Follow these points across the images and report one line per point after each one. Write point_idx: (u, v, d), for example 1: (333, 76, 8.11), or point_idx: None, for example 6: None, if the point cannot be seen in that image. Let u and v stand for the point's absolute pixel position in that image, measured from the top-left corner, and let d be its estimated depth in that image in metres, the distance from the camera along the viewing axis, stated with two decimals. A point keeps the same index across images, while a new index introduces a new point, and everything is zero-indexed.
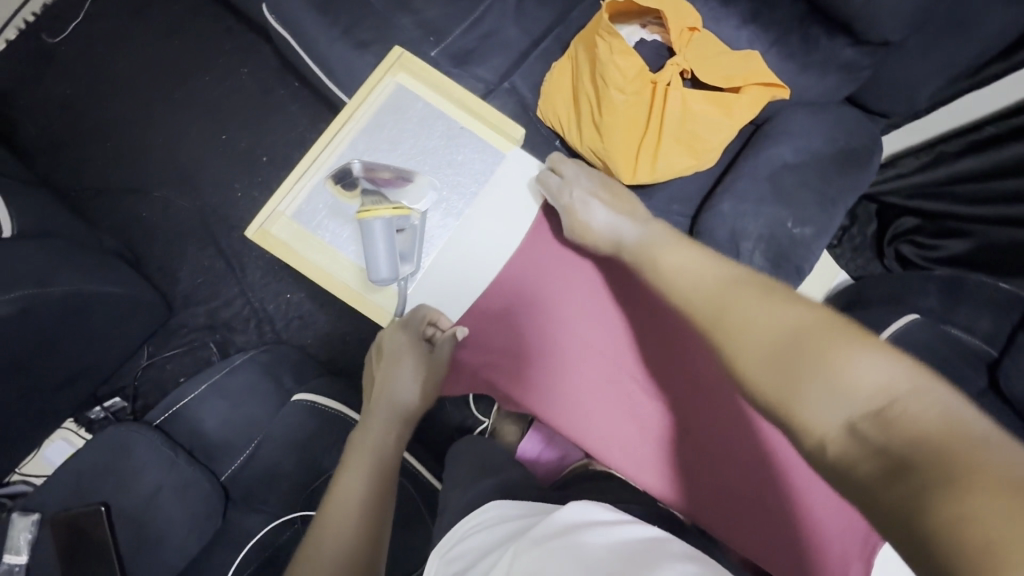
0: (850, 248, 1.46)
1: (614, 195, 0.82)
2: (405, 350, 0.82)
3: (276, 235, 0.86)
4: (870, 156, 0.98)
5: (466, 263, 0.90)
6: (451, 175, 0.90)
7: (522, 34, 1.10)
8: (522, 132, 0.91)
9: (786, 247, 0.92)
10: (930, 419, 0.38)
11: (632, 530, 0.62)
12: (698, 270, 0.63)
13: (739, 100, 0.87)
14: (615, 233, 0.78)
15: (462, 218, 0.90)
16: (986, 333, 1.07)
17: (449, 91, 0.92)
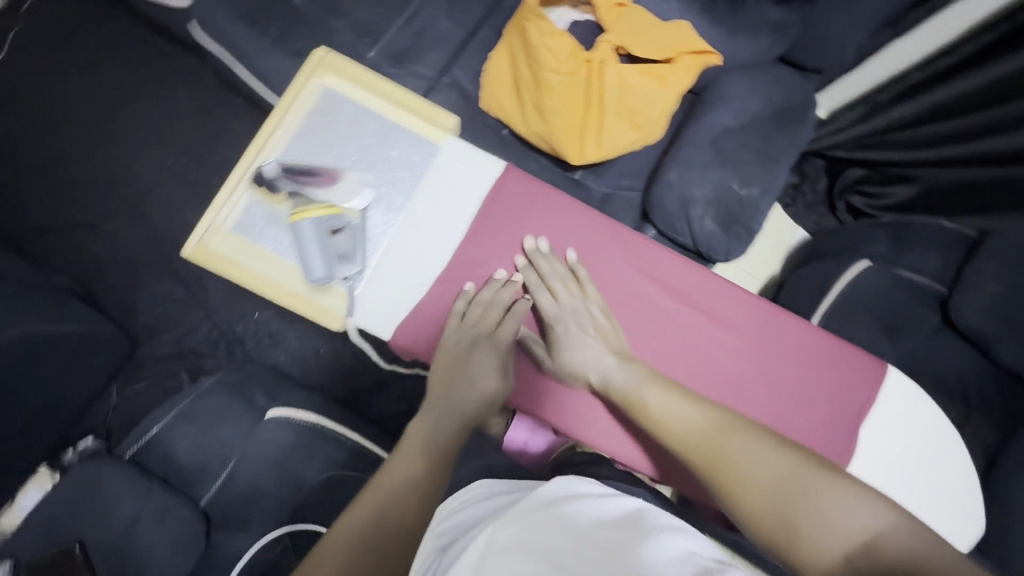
0: (804, 204, 1.55)
1: (600, 334, 0.79)
2: (490, 366, 0.79)
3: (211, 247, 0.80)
4: (805, 112, 1.02)
5: (412, 260, 0.83)
6: (386, 171, 0.84)
7: (455, 27, 1.10)
8: (455, 120, 0.86)
9: (734, 209, 0.94)
10: (903, 546, 0.53)
11: (618, 504, 0.65)
12: (682, 408, 0.72)
13: (672, 70, 0.89)
14: (601, 374, 0.78)
15: (404, 212, 0.83)
16: (935, 271, 1.11)
17: (376, 84, 0.86)
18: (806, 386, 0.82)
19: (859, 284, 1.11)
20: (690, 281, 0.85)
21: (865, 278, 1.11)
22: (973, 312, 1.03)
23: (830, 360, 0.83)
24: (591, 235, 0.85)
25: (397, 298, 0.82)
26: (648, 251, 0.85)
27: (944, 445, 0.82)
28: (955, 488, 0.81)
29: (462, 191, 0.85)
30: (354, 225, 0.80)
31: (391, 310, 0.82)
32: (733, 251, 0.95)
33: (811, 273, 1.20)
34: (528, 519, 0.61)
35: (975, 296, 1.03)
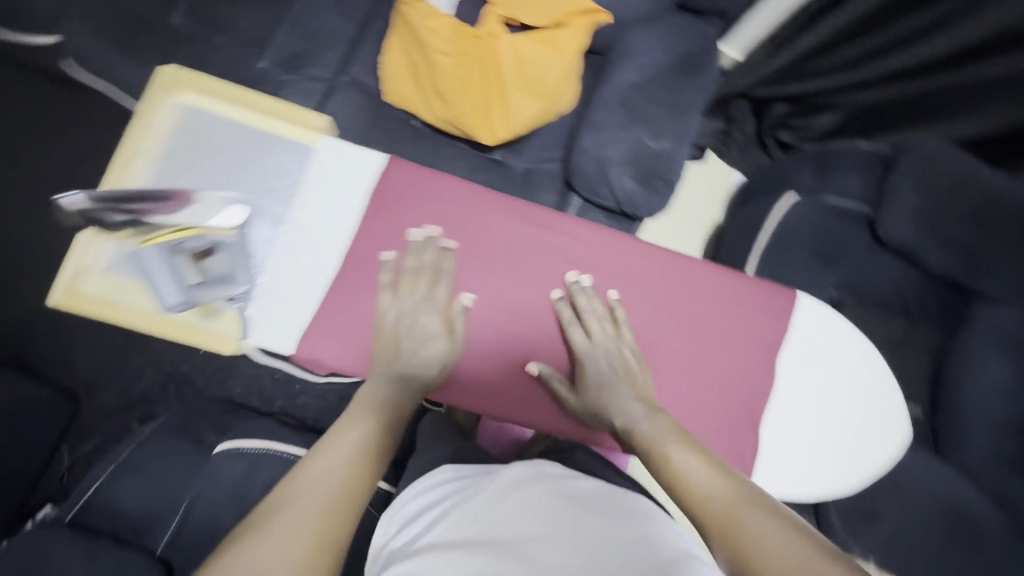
0: (737, 148, 1.52)
1: (632, 379, 0.74)
2: (428, 335, 0.74)
3: (88, 292, 0.75)
4: (708, 55, 1.01)
5: (304, 269, 0.78)
6: (263, 183, 0.80)
7: (346, 23, 1.06)
8: (325, 119, 0.84)
9: (652, 164, 0.94)
10: None
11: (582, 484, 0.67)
12: (700, 466, 0.59)
13: (562, 34, 0.87)
14: (625, 418, 0.70)
15: (290, 222, 0.79)
16: (857, 192, 1.13)
17: (239, 96, 0.83)
18: (737, 335, 0.83)
19: (790, 217, 1.13)
20: (592, 243, 0.84)
21: (795, 209, 1.13)
22: (895, 225, 1.06)
23: (752, 305, 0.84)
24: (486, 210, 0.83)
25: (294, 311, 0.78)
26: (545, 218, 0.84)
27: (866, 360, 0.84)
28: (883, 400, 0.84)
29: (347, 191, 0.82)
30: (228, 243, 0.74)
31: (288, 325, 0.77)
32: (657, 206, 0.96)
33: (746, 215, 1.21)
34: (486, 499, 0.62)
35: (896, 209, 1.06)
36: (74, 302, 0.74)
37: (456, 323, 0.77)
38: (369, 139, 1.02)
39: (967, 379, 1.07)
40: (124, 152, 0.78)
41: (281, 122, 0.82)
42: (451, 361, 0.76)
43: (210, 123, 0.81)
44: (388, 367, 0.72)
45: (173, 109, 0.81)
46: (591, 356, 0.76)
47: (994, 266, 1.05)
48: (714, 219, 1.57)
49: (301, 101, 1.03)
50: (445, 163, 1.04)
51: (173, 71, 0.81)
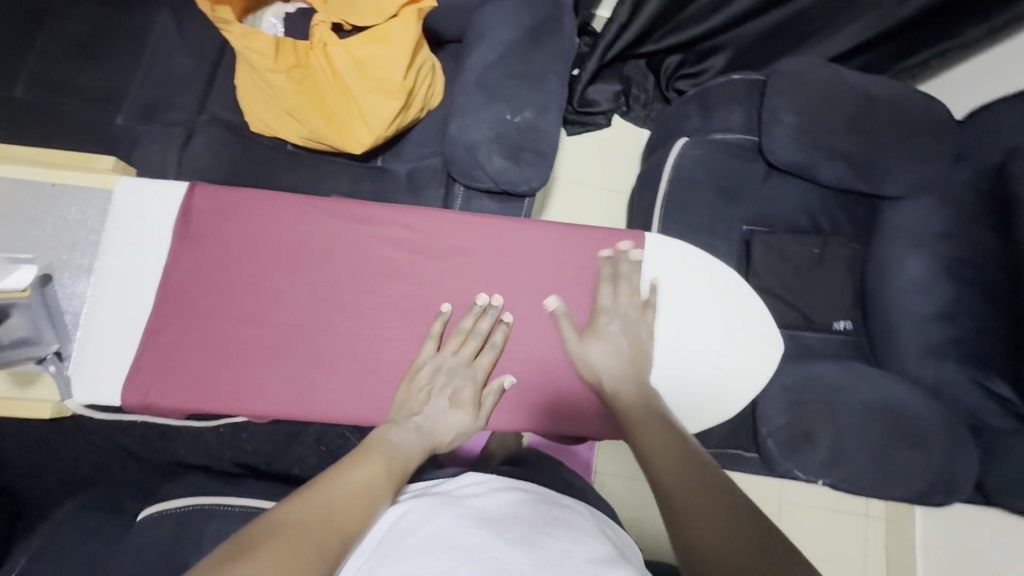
0: (641, 108, 1.53)
1: (637, 349, 0.76)
2: (460, 404, 0.73)
3: None
4: (558, 22, 1.00)
5: (124, 315, 0.77)
6: (60, 238, 0.80)
7: (198, 63, 1.05)
8: (112, 158, 0.82)
9: (518, 138, 0.93)
10: None
11: (498, 501, 0.57)
12: (685, 481, 0.55)
13: (393, 27, 0.85)
14: (620, 379, 0.73)
15: (99, 266, 0.78)
16: (743, 123, 1.13)
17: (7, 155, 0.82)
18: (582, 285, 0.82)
19: (684, 162, 1.12)
20: (424, 227, 0.82)
21: (687, 154, 1.12)
22: (783, 146, 1.06)
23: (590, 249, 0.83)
24: (304, 217, 0.81)
25: (119, 356, 0.76)
26: (369, 211, 0.82)
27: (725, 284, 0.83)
28: (751, 321, 0.83)
29: (152, 223, 0.80)
30: (30, 304, 0.71)
31: (112, 375, 0.75)
32: (534, 178, 0.93)
33: (647, 169, 1.21)
34: (414, 544, 0.50)
35: (778, 132, 1.06)
36: None
37: (486, 399, 0.76)
38: (242, 172, 1.00)
39: (887, 282, 1.07)
40: None
41: (66, 172, 0.80)
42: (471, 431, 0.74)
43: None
44: (419, 418, 0.70)
45: None
46: (636, 319, 0.78)
47: (888, 168, 1.06)
48: (631, 180, 1.56)
49: (163, 148, 1.00)
50: (324, 179, 1.03)
51: None
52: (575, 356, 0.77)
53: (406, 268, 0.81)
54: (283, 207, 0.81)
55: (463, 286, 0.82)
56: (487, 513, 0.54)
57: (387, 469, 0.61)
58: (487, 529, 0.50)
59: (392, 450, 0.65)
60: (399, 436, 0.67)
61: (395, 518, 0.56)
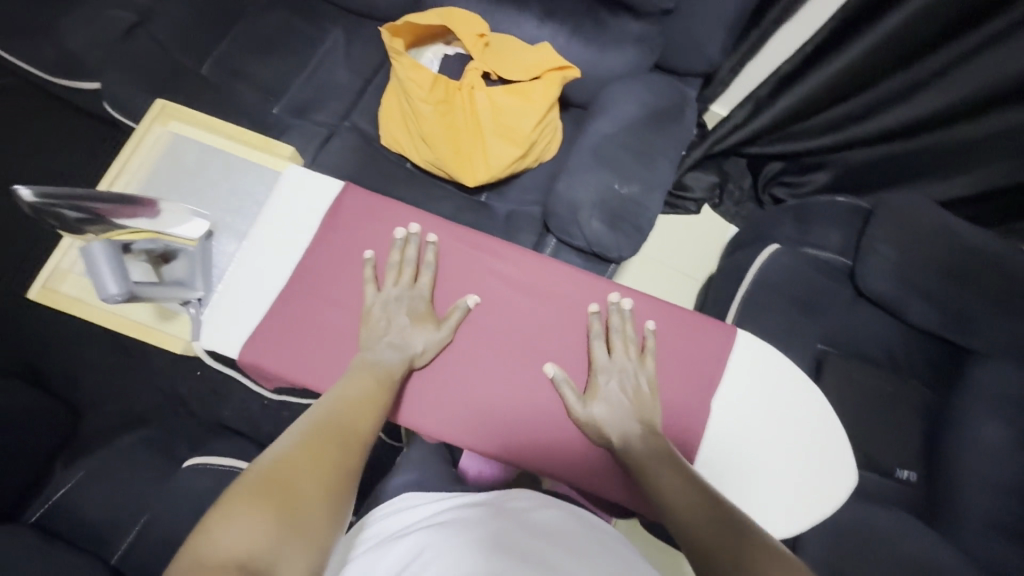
0: (732, 203, 1.57)
1: (638, 401, 0.75)
2: (412, 327, 0.78)
3: (65, 291, 0.82)
4: (679, 112, 1.07)
5: (260, 279, 0.83)
6: (229, 203, 0.87)
7: (355, 77, 1.19)
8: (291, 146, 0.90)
9: (619, 208, 0.97)
10: None
11: (555, 520, 0.71)
12: (713, 514, 0.61)
13: (535, 85, 0.94)
14: (622, 434, 0.73)
15: (251, 238, 0.84)
16: (838, 245, 1.13)
17: (222, 128, 0.92)
18: (667, 362, 0.82)
19: (771, 268, 1.13)
20: (527, 266, 0.85)
21: (776, 260, 1.13)
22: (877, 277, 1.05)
23: (680, 330, 0.83)
24: (424, 231, 0.86)
25: (246, 317, 0.81)
26: (491, 247, 0.86)
27: (793, 385, 0.82)
28: (823, 437, 0.80)
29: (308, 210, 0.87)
30: (190, 252, 0.79)
31: (237, 332, 0.80)
32: (626, 248, 0.98)
33: (732, 265, 1.22)
34: (478, 526, 0.65)
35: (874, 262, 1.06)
36: (53, 297, 0.81)
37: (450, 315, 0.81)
38: (363, 177, 1.10)
39: (960, 441, 1.02)
40: (120, 173, 0.88)
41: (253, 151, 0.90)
42: (440, 343, 0.80)
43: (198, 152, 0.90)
44: (385, 339, 0.77)
45: (173, 141, 0.91)
46: (624, 369, 0.77)
47: (983, 324, 1.03)
48: (709, 269, 1.57)
49: (306, 141, 1.13)
50: (431, 199, 1.11)
51: (173, 107, 0.93)
52: (580, 419, 0.76)
53: (503, 301, 0.84)
54: (405, 216, 0.86)
55: (548, 330, 0.83)
56: (538, 526, 0.68)
57: (375, 384, 0.73)
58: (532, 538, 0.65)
59: (376, 367, 0.75)
60: (378, 350, 0.76)
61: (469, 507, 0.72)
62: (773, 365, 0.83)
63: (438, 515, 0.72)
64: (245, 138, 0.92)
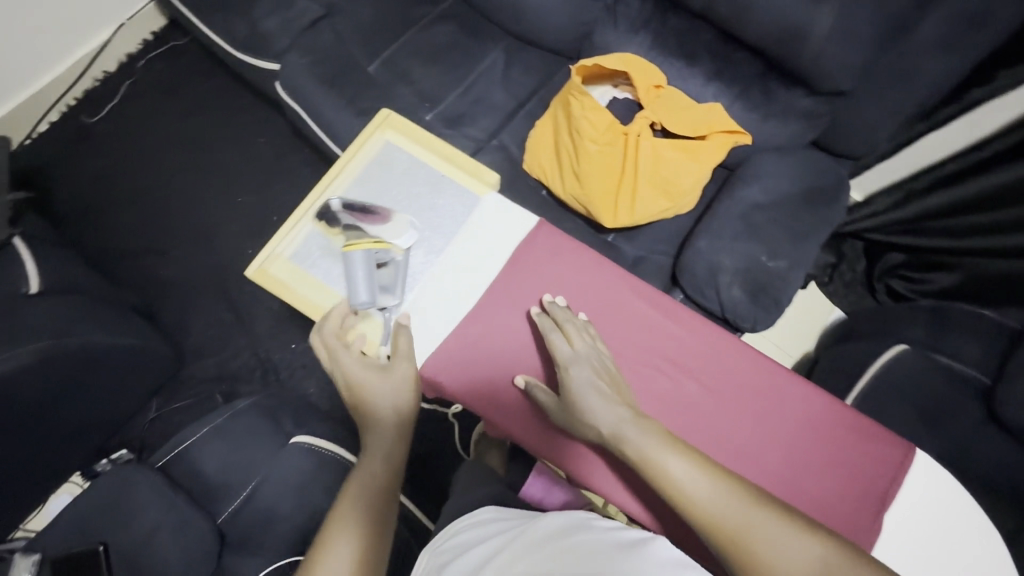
0: (842, 284, 1.46)
1: (615, 388, 0.74)
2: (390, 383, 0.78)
3: (275, 274, 0.86)
4: (837, 194, 1.04)
5: (445, 299, 0.85)
6: (430, 220, 0.89)
7: (508, 98, 1.22)
8: (496, 176, 0.90)
9: (763, 280, 0.96)
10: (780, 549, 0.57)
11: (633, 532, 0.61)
12: (730, 499, 0.61)
13: (705, 146, 0.95)
14: (612, 426, 0.70)
15: (444, 255, 0.87)
16: (976, 360, 1.07)
17: (433, 145, 0.93)
18: (825, 460, 0.78)
19: (898, 368, 1.08)
20: (697, 332, 0.84)
21: (901, 362, 1.07)
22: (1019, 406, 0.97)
23: (847, 431, 0.79)
24: (598, 276, 0.86)
25: (426, 330, 0.84)
26: (669, 307, 0.85)
27: (971, 527, 0.75)
28: None
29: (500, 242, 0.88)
30: (398, 260, 0.84)
31: (422, 345, 0.84)
32: (761, 321, 0.97)
33: (848, 354, 1.17)
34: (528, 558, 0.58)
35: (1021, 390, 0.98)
36: (265, 278, 0.85)
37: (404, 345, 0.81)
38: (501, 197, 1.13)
39: None
40: (339, 172, 0.91)
41: (460, 174, 0.91)
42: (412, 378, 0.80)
43: (409, 165, 0.92)
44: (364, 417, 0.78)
45: (386, 150, 0.93)
46: (574, 349, 0.76)
47: None
48: (804, 348, 1.45)
49: None
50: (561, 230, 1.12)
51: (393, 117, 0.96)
52: (562, 418, 0.75)
53: (667, 363, 0.82)
54: (587, 259, 0.87)
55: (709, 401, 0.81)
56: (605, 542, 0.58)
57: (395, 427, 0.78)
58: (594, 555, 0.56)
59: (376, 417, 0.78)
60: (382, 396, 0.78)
61: (524, 529, 0.65)
62: (949, 502, 0.76)
63: (494, 540, 0.66)
64: (454, 160, 0.93)
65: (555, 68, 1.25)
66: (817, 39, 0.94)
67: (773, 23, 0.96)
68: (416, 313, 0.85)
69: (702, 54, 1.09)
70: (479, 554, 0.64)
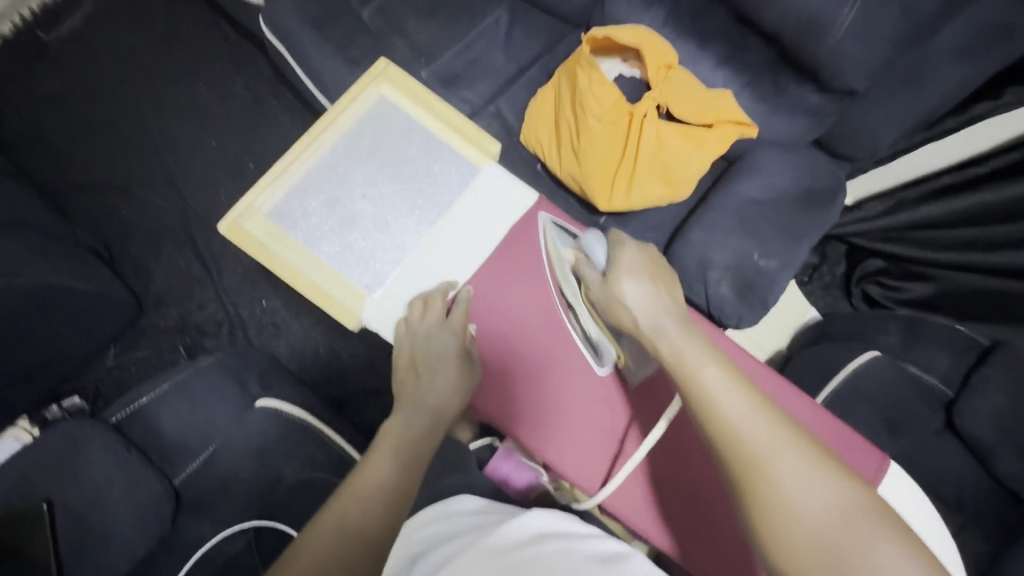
0: (820, 285, 1.47)
1: (659, 276, 0.69)
2: (442, 359, 0.75)
3: (252, 232, 0.80)
4: (833, 196, 1.02)
5: (433, 274, 0.82)
6: (425, 188, 0.84)
7: (509, 62, 1.15)
8: (498, 147, 0.85)
9: (751, 278, 0.95)
10: (822, 508, 0.51)
11: (610, 543, 0.60)
12: (764, 423, 0.54)
13: (711, 134, 0.92)
14: (653, 321, 0.64)
15: (434, 225, 0.83)
16: (944, 370, 1.09)
17: (432, 107, 0.87)
18: None
19: (868, 373, 1.09)
20: None
21: (872, 368, 1.09)
22: (976, 417, 0.99)
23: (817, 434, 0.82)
24: None
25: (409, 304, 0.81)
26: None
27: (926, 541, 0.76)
28: None
29: (495, 219, 0.85)
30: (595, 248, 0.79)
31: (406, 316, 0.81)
32: (745, 319, 0.96)
33: (820, 356, 1.19)
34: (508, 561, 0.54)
35: (981, 403, 1.00)
36: (240, 235, 0.79)
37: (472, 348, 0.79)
38: None
39: None
40: (328, 125, 0.84)
41: (459, 141, 0.86)
42: (467, 380, 0.76)
43: (404, 126, 0.86)
44: (406, 402, 0.73)
45: (380, 107, 0.87)
46: (609, 248, 0.73)
47: None
48: (777, 345, 1.47)
49: None
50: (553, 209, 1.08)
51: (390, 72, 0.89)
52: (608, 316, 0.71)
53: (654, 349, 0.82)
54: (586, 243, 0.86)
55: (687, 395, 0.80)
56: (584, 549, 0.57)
57: (431, 422, 0.72)
58: (573, 564, 0.54)
59: (419, 403, 0.73)
60: (432, 384, 0.74)
61: (492, 529, 0.60)
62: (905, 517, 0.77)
63: (458, 538, 0.61)
64: (453, 123, 0.87)
65: (562, 33, 1.18)
66: (834, 33, 0.90)
67: (792, 11, 0.92)
68: (400, 284, 0.82)
69: (716, 37, 1.04)
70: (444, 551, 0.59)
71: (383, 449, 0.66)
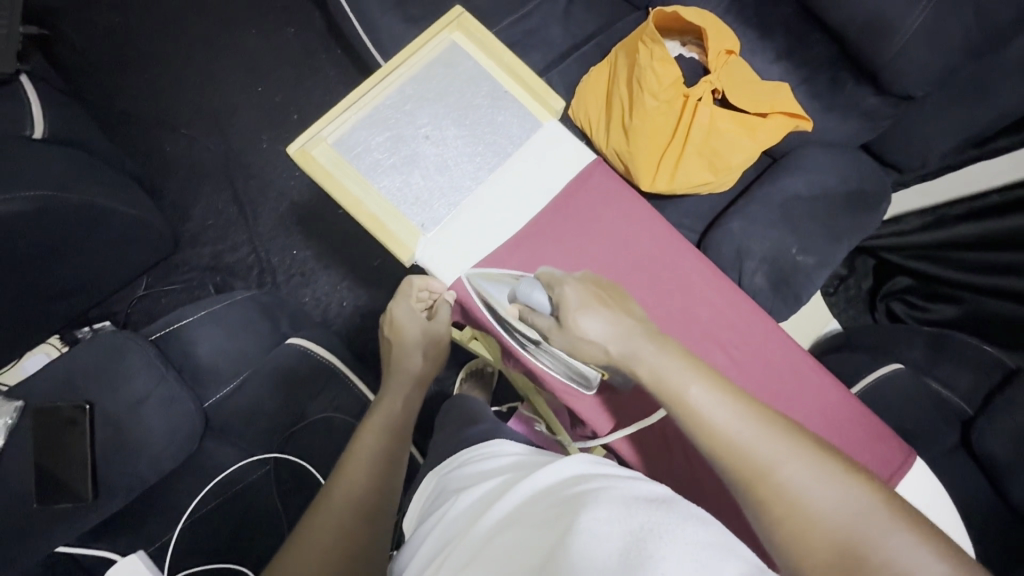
0: (845, 298, 1.42)
1: (605, 298, 0.66)
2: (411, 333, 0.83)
3: (319, 157, 0.81)
4: (879, 201, 1.01)
5: (485, 218, 0.83)
6: (486, 137, 0.85)
7: (565, 37, 1.15)
8: (563, 104, 0.85)
9: (787, 272, 0.95)
10: (839, 509, 0.50)
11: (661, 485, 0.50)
12: (757, 429, 0.53)
13: (765, 123, 0.91)
14: (621, 348, 0.62)
15: (493, 174, 0.84)
16: (966, 390, 1.06)
17: (501, 57, 0.87)
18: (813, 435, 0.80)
19: (893, 383, 1.06)
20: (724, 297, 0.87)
21: (897, 379, 1.06)
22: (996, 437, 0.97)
23: (843, 418, 0.81)
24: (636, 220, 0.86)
25: (458, 251, 0.82)
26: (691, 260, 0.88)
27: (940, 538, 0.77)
28: None
29: (551, 177, 0.86)
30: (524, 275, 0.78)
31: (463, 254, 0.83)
32: (776, 313, 0.97)
33: (841, 363, 1.18)
34: (547, 504, 0.48)
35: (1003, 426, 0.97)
36: (307, 159, 0.81)
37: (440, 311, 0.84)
38: None
39: None
40: (400, 62, 0.85)
41: (525, 94, 0.87)
42: (437, 347, 0.85)
43: (472, 73, 0.87)
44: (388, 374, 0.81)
45: (449, 51, 0.88)
46: (549, 286, 0.69)
47: None
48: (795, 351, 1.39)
49: None
50: None
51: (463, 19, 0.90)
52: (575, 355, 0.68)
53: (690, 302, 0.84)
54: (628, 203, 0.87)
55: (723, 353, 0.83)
56: (631, 491, 0.47)
57: (410, 391, 0.80)
58: (608, 503, 0.46)
59: (404, 373, 0.81)
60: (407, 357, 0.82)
61: (530, 473, 0.54)
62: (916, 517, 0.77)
63: (496, 479, 0.57)
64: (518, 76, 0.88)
65: (621, 14, 1.18)
66: (902, 34, 0.89)
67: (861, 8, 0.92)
68: (455, 225, 0.83)
69: (778, 30, 1.04)
70: (464, 502, 0.55)
71: (373, 423, 0.72)
